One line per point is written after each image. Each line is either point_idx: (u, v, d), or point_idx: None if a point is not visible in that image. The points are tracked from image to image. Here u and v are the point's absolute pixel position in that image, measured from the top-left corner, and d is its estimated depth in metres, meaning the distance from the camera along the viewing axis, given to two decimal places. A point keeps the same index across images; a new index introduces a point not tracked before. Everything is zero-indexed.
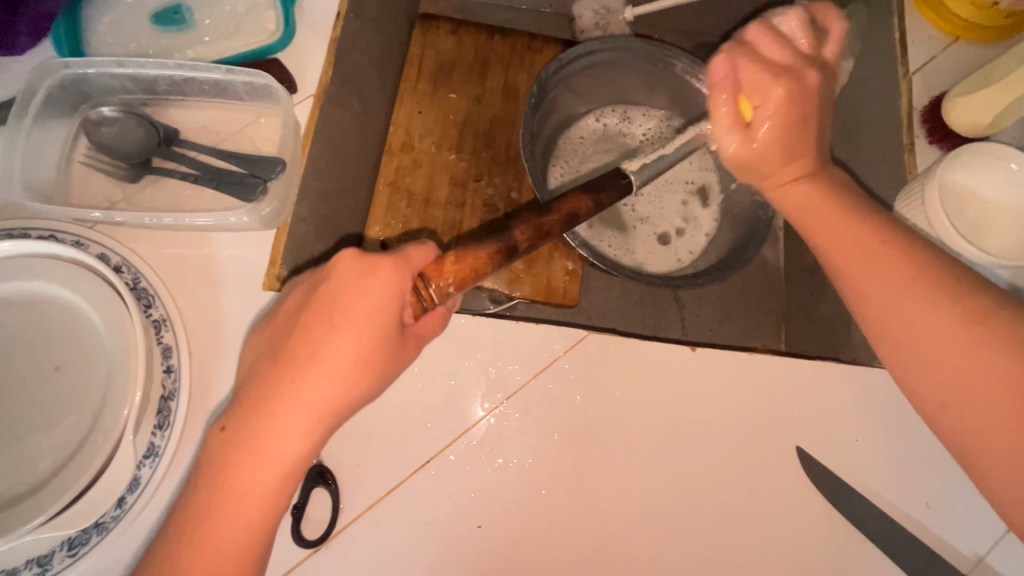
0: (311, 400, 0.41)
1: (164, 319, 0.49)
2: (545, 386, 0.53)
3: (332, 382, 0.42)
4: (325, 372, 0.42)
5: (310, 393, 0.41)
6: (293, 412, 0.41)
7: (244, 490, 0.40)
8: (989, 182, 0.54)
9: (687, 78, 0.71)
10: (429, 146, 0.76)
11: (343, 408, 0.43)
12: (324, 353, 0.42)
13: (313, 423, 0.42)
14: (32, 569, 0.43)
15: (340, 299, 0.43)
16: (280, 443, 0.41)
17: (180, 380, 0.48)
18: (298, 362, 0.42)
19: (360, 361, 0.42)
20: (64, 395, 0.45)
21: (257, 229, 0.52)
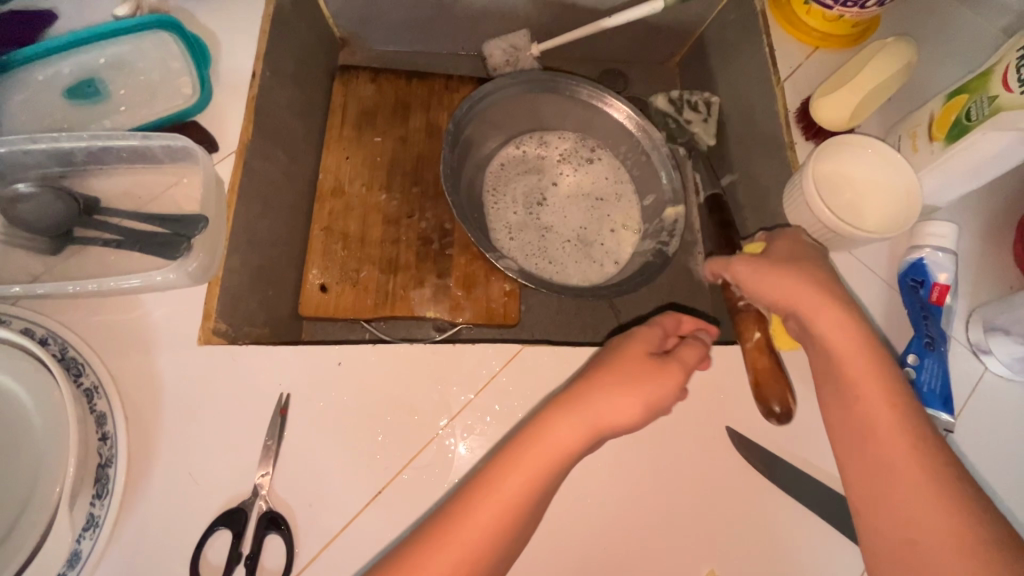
0: (552, 442, 0.45)
1: (96, 387, 0.48)
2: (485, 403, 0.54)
3: (568, 436, 0.45)
4: (599, 398, 0.46)
5: (550, 442, 0.45)
6: (501, 492, 0.43)
7: (456, 545, 0.41)
8: (874, 168, 0.61)
9: (592, 102, 0.77)
10: (359, 189, 0.79)
11: (562, 471, 0.45)
12: (592, 388, 0.47)
13: (523, 491, 0.43)
14: None
15: (615, 370, 0.48)
16: (505, 489, 0.43)
17: (118, 447, 0.47)
18: (574, 404, 0.46)
19: (647, 404, 0.47)
20: None
21: (186, 285, 0.53)
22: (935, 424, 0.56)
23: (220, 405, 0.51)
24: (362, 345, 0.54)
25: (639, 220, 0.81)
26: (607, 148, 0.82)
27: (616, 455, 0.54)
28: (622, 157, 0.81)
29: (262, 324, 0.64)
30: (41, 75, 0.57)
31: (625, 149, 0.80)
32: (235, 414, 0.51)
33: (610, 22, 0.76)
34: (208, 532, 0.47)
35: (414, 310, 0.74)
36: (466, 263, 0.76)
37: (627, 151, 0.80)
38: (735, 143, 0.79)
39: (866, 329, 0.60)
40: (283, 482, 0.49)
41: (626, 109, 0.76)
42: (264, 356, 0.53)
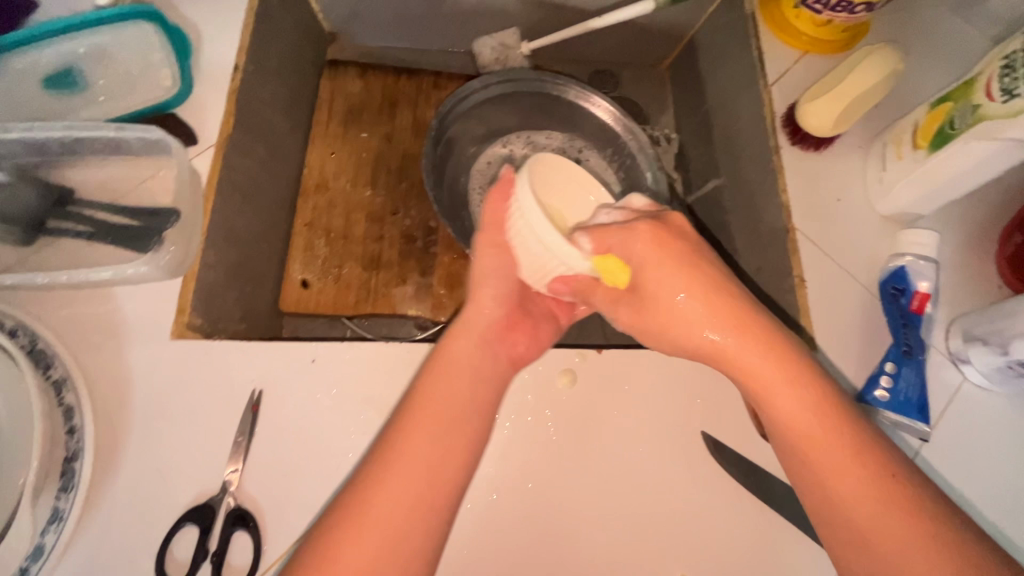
0: (424, 404, 0.45)
1: (65, 379, 0.48)
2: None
3: (446, 386, 0.46)
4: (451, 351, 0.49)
5: (427, 402, 0.45)
6: (409, 442, 0.43)
7: (354, 518, 0.40)
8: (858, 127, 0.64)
9: (579, 102, 0.77)
10: (343, 184, 0.78)
11: (474, 411, 0.46)
12: (450, 349, 0.48)
13: (435, 434, 0.44)
14: None
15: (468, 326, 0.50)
16: (394, 454, 0.43)
17: (84, 441, 0.47)
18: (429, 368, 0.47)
19: (479, 351, 0.49)
20: None
21: (159, 278, 0.52)
22: (911, 433, 0.56)
23: (190, 399, 0.50)
24: (336, 344, 0.54)
25: None
26: (594, 149, 0.81)
27: (591, 459, 0.54)
28: (608, 158, 0.81)
29: (240, 319, 0.63)
30: (17, 63, 0.56)
31: (611, 150, 0.80)
32: (206, 410, 0.50)
33: (599, 22, 0.76)
34: (174, 529, 0.47)
35: (395, 308, 0.74)
36: (450, 261, 0.76)
37: (614, 152, 0.80)
38: (723, 147, 0.78)
39: (846, 337, 0.59)
40: (253, 480, 0.49)
41: (611, 110, 0.76)
42: (237, 351, 0.52)
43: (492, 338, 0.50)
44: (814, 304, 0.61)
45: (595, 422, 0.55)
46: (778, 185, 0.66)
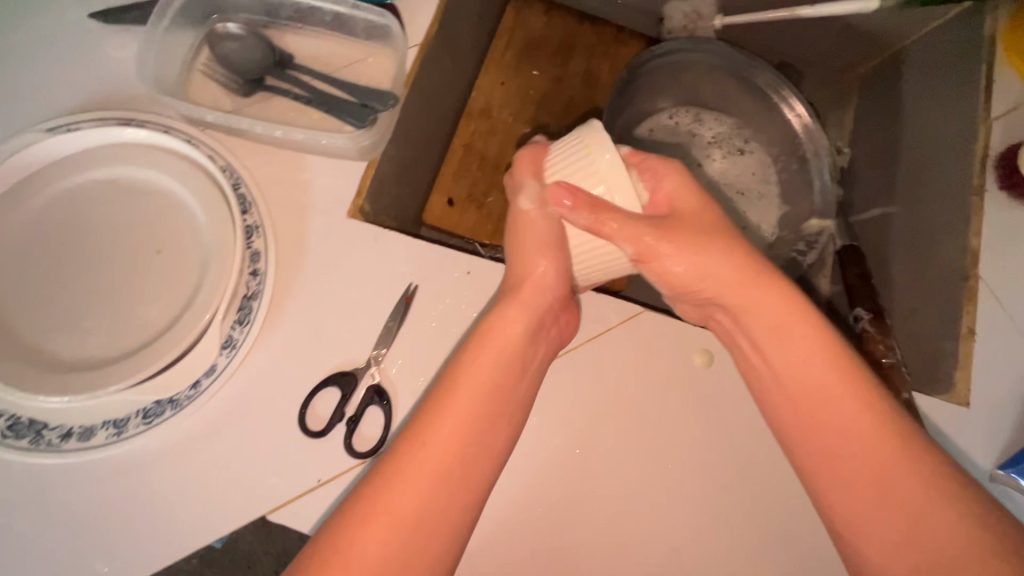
0: (466, 388, 0.46)
1: (257, 227, 0.52)
2: (580, 357, 0.55)
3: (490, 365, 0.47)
4: (502, 327, 0.49)
5: (468, 389, 0.46)
6: (445, 420, 0.45)
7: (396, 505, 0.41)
8: None
9: (769, 91, 0.74)
10: (506, 116, 0.79)
11: (515, 405, 0.47)
12: (497, 322, 0.49)
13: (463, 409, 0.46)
14: (109, 428, 0.47)
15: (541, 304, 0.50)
16: (435, 447, 0.44)
17: (264, 283, 0.51)
18: (472, 347, 0.48)
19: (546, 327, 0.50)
20: (161, 276, 0.48)
21: (353, 158, 0.55)
22: None
23: (353, 276, 0.53)
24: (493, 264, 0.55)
25: (773, 223, 0.77)
26: (764, 142, 0.78)
27: (704, 448, 0.53)
28: (775, 156, 0.78)
29: (394, 218, 0.66)
30: None
31: (783, 148, 0.76)
32: (367, 289, 0.53)
33: (812, 10, 0.70)
34: (319, 387, 0.50)
35: None
36: None
37: (785, 149, 0.76)
38: (906, 173, 0.73)
39: (1003, 404, 0.55)
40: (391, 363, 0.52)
41: (804, 111, 0.72)
42: (404, 244, 0.55)
43: (546, 310, 0.50)
44: (978, 361, 0.57)
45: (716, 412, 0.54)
46: (970, 228, 0.61)
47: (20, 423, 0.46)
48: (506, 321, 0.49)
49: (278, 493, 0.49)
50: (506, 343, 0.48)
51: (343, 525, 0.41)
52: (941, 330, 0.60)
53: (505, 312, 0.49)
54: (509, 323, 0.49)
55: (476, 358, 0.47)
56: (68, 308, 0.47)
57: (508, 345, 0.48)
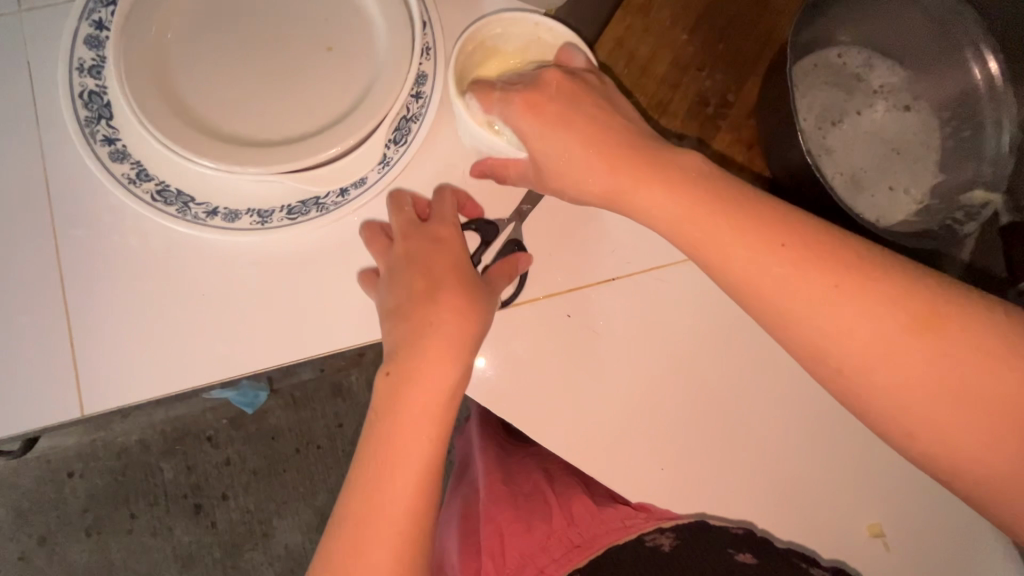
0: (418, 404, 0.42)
1: (431, 48, 0.48)
2: (661, 278, 0.52)
3: (440, 354, 0.42)
4: (435, 334, 0.42)
5: (419, 401, 0.42)
6: (412, 403, 0.41)
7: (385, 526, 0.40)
8: None
9: (967, 48, 0.68)
10: (665, 18, 0.73)
11: (437, 398, 0.42)
12: (434, 334, 0.42)
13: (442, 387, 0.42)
14: (255, 217, 0.46)
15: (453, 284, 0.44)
16: (405, 470, 0.41)
17: (426, 109, 0.49)
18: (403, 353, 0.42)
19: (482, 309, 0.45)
20: (330, 75, 0.46)
21: (533, 5, 0.51)
22: None
23: None
24: None
25: (922, 192, 0.68)
26: (936, 101, 0.70)
27: (777, 391, 0.54)
28: (943, 118, 0.70)
29: None
30: None
31: (956, 112, 0.69)
32: None
33: None
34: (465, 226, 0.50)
35: None
36: (729, 143, 0.72)
37: (961, 114, 0.69)
38: None
39: None
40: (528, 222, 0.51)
41: (996, 69, 0.68)
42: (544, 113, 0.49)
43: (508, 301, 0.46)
44: None
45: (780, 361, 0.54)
46: None
47: (169, 191, 0.46)
48: (443, 331, 0.43)
49: None
50: (444, 349, 0.42)
51: (344, 541, 0.40)
52: None
53: (442, 322, 0.43)
54: (444, 326, 0.43)
55: (426, 383, 0.42)
56: (234, 85, 0.45)
57: (449, 360, 0.42)
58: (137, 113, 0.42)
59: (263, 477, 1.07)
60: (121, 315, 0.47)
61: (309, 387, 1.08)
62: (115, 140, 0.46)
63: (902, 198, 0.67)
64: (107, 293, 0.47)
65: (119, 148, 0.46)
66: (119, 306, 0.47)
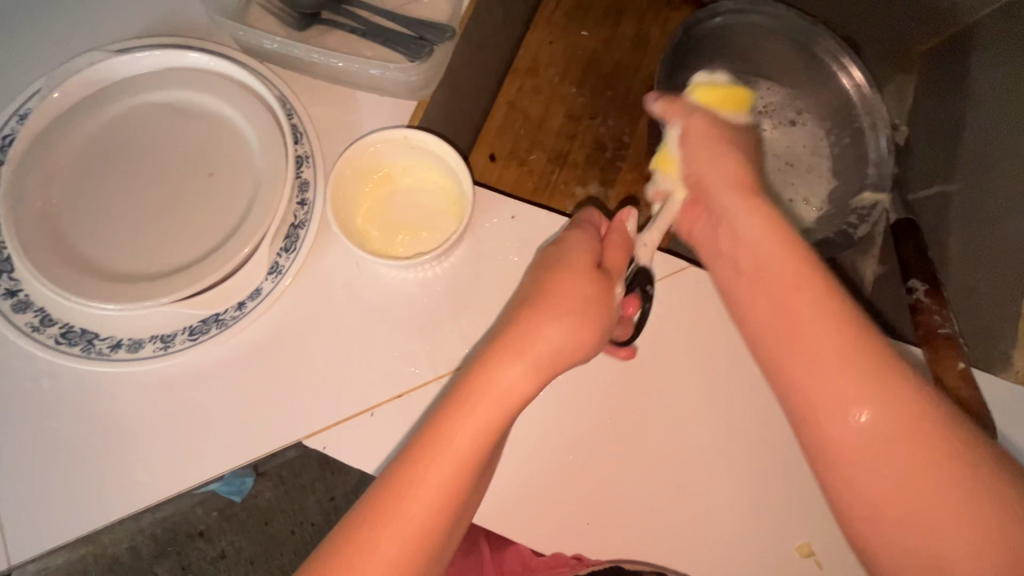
0: (491, 403, 0.40)
1: (307, 157, 0.52)
2: None
3: (520, 374, 0.40)
4: (541, 329, 0.42)
5: (499, 399, 0.40)
6: (473, 413, 0.39)
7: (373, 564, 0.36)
8: None
9: (829, 59, 0.71)
10: (552, 76, 0.78)
11: (509, 406, 0.40)
12: (537, 328, 0.42)
13: (501, 406, 0.40)
14: (157, 342, 0.48)
15: (547, 304, 0.43)
16: (424, 494, 0.37)
17: (311, 214, 0.51)
18: (495, 348, 0.41)
19: (592, 327, 0.43)
20: (214, 199, 0.49)
21: (402, 98, 0.55)
22: None
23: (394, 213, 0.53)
24: (541, 209, 0.55)
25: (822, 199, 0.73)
26: (816, 113, 0.75)
27: (707, 424, 0.51)
28: (828, 129, 0.74)
29: None
30: None
31: (837, 120, 0.73)
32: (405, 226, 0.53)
33: None
34: None
35: (569, 206, 0.74)
36: (632, 180, 0.75)
37: (840, 121, 0.72)
38: (969, 148, 0.68)
39: None
40: (434, 298, 0.52)
41: (861, 77, 0.69)
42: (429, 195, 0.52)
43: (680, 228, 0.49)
44: None
45: (734, 389, 0.51)
46: None
47: (73, 331, 0.48)
48: (551, 330, 0.42)
49: (314, 420, 0.49)
50: (537, 347, 0.41)
51: None
52: (999, 308, 0.57)
53: (543, 314, 0.42)
54: (551, 324, 0.42)
55: (495, 386, 0.40)
56: (123, 224, 0.48)
57: (526, 366, 0.41)
58: (25, 266, 0.44)
59: (260, 566, 1.05)
60: (40, 458, 0.48)
61: (297, 464, 1.07)
62: (16, 291, 0.48)
63: (800, 207, 0.74)
64: (22, 439, 0.48)
65: (20, 298, 0.48)
66: (36, 450, 0.48)
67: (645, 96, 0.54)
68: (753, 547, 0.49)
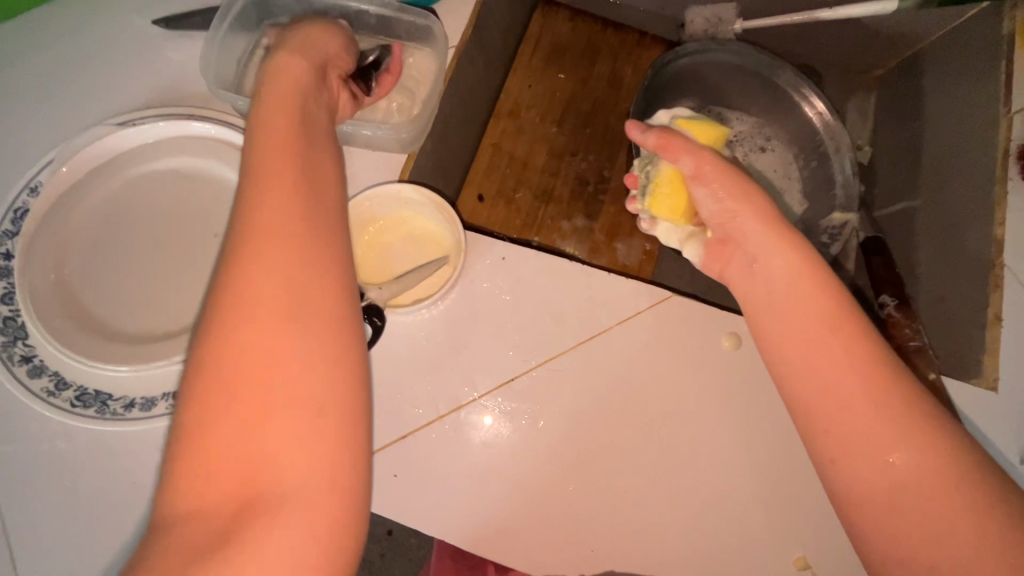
0: (274, 336, 0.32)
1: None
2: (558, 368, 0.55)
3: (305, 303, 0.34)
4: (275, 250, 0.34)
5: (275, 330, 0.33)
6: (242, 340, 0.32)
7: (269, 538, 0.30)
8: None
9: (790, 90, 0.75)
10: (533, 117, 0.82)
11: (293, 329, 0.33)
12: (260, 236, 0.34)
13: (292, 362, 0.33)
14: (169, 400, 0.50)
15: (263, 191, 0.36)
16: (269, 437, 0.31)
17: None
18: (241, 270, 0.33)
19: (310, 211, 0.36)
20: (220, 258, 0.52)
21: (393, 152, 0.58)
22: None
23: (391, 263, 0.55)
24: (530, 249, 0.58)
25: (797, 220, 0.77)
26: (785, 139, 0.79)
27: (700, 446, 0.53)
28: (797, 154, 0.78)
29: None
30: None
31: (804, 145, 0.77)
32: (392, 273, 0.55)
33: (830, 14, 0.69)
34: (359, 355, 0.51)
35: (557, 239, 0.77)
36: (616, 212, 0.78)
37: (805, 146, 0.77)
38: (929, 166, 0.72)
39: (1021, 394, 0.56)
40: (431, 340, 0.55)
41: (823, 107, 0.73)
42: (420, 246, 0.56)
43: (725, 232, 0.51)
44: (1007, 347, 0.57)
45: (723, 411, 0.54)
46: (995, 218, 0.61)
47: (87, 393, 0.50)
48: (273, 249, 0.34)
49: None
50: (284, 260, 0.34)
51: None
52: (968, 316, 0.60)
53: (274, 227, 0.35)
54: (285, 242, 0.34)
55: (248, 317, 0.33)
56: (134, 288, 0.50)
57: (303, 273, 0.34)
58: (42, 334, 0.47)
59: None
60: (57, 520, 0.49)
61: None
62: (31, 357, 0.49)
63: None
64: (40, 501, 0.49)
65: (35, 363, 0.49)
66: (54, 511, 0.49)
67: (632, 123, 0.53)
68: (751, 562, 0.51)
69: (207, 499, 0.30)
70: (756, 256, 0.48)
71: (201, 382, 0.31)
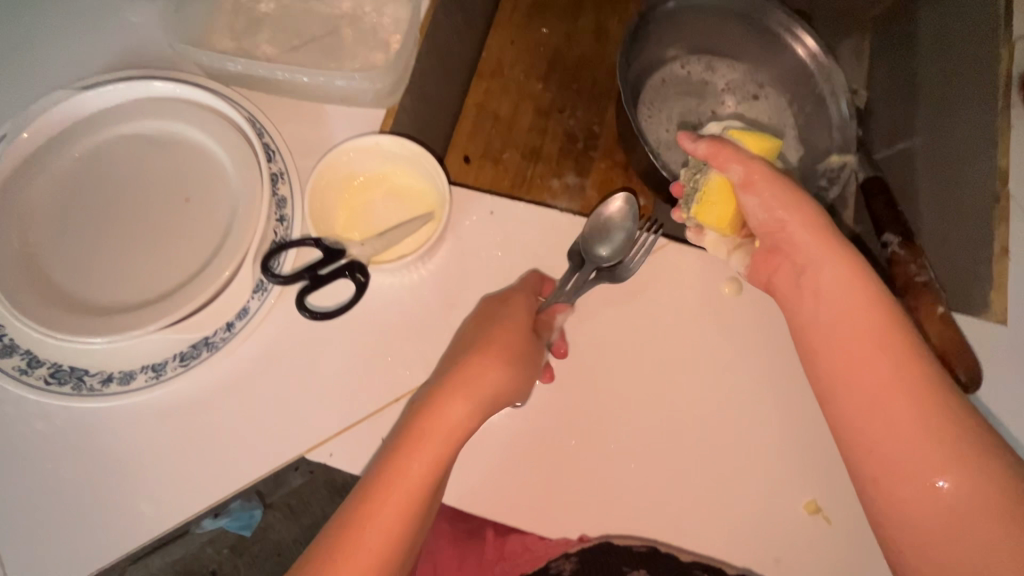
0: (445, 425, 0.43)
1: (282, 173, 0.52)
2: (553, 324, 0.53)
3: (461, 413, 0.43)
4: (481, 375, 0.45)
5: (443, 425, 0.43)
6: (427, 441, 0.42)
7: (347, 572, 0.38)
8: None
9: (780, 31, 0.72)
10: (518, 74, 0.79)
11: (454, 432, 0.43)
12: (476, 371, 0.45)
13: (440, 457, 0.42)
14: (149, 372, 0.48)
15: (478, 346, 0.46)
16: (391, 504, 0.40)
17: (291, 230, 0.51)
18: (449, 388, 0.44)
19: (508, 356, 0.46)
20: (191, 223, 0.49)
21: (368, 106, 0.55)
22: None
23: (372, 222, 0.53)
24: (520, 203, 0.56)
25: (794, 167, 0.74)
26: (778, 87, 0.77)
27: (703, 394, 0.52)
28: (790, 100, 0.76)
29: None
30: None
31: (797, 89, 0.74)
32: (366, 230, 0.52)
33: None
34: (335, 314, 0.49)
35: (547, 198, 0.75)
36: (607, 169, 0.76)
37: (798, 90, 0.74)
38: (928, 104, 0.69)
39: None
40: (422, 301, 0.52)
41: (815, 46, 0.70)
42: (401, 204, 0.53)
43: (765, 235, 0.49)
44: (1015, 281, 0.54)
45: (725, 358, 0.52)
46: (998, 149, 0.57)
47: (62, 370, 0.47)
48: (480, 368, 0.45)
49: (313, 433, 0.49)
50: (469, 391, 0.44)
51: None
52: (973, 253, 0.58)
53: (491, 358, 0.46)
54: (489, 368, 0.45)
55: (432, 415, 0.43)
56: (102, 258, 0.48)
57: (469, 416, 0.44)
58: (7, 307, 0.44)
59: None
60: (40, 503, 0.47)
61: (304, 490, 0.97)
62: None
63: None
64: (18, 484, 0.47)
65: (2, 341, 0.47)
66: (35, 493, 0.47)
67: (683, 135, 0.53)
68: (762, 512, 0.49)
69: (336, 547, 0.39)
70: (806, 266, 0.46)
71: (395, 452, 0.42)
